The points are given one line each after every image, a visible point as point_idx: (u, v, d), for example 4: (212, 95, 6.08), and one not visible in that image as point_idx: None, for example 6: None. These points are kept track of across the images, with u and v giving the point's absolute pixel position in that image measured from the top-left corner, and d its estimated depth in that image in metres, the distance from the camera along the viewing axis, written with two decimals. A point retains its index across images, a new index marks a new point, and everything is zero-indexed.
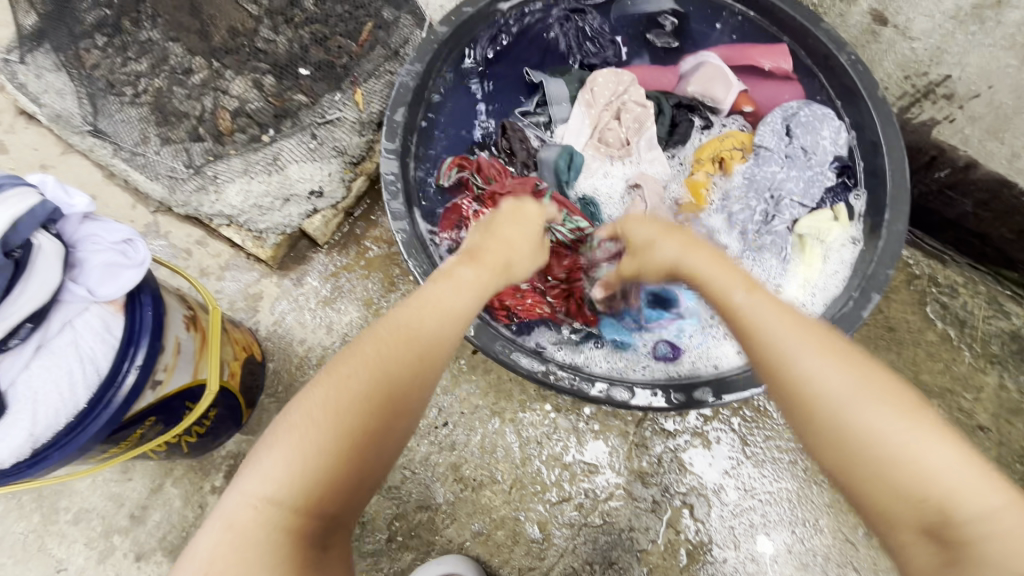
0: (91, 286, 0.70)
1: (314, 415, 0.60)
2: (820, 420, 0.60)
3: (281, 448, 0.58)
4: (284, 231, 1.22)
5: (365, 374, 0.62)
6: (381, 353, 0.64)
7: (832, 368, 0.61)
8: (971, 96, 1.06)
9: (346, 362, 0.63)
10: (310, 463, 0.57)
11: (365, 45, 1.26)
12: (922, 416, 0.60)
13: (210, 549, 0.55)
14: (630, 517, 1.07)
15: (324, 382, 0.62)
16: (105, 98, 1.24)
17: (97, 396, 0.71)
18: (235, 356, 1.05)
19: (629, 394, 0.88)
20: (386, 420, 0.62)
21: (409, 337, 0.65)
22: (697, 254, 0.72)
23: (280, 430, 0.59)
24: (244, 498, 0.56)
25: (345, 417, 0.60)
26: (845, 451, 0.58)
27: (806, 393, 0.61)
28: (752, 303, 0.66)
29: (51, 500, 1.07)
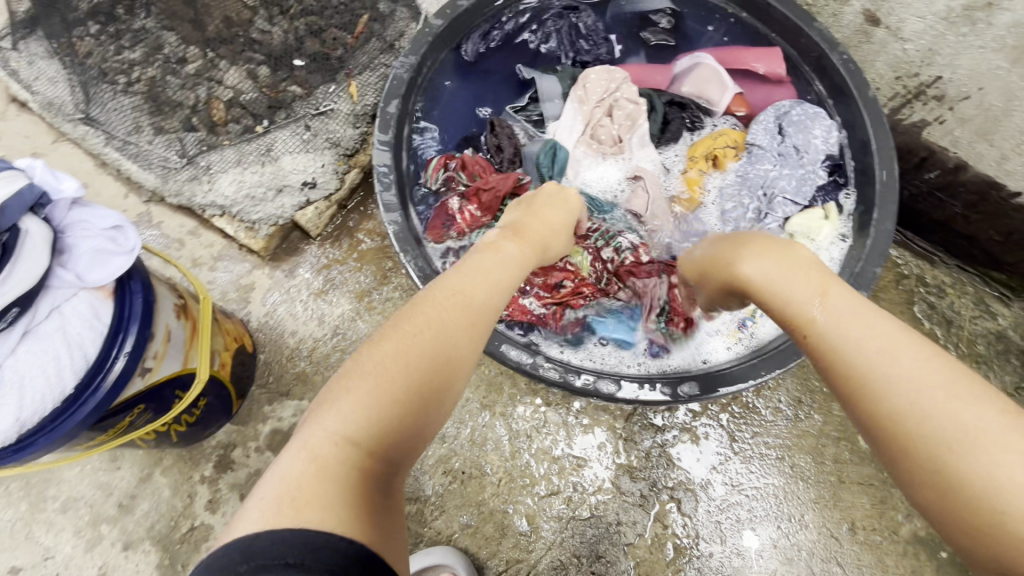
0: (79, 272, 0.70)
1: (387, 364, 0.58)
2: (920, 459, 0.54)
3: (358, 390, 0.56)
4: (276, 223, 1.21)
5: (433, 332, 0.62)
6: (443, 317, 0.63)
7: (936, 398, 0.54)
8: (961, 97, 1.07)
9: (409, 320, 0.62)
10: (388, 406, 0.55)
11: (360, 37, 1.26)
12: None
13: (285, 479, 0.50)
14: (617, 510, 1.07)
15: (392, 336, 0.60)
16: (98, 86, 1.23)
17: (84, 382, 0.71)
18: (225, 346, 1.05)
19: (616, 386, 0.88)
20: (445, 378, 0.60)
21: (468, 306, 0.66)
22: (773, 271, 0.70)
23: (355, 375, 0.57)
24: (325, 433, 0.53)
25: (415, 370, 0.58)
26: (945, 491, 0.52)
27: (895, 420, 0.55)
28: (834, 322, 0.62)
29: (39, 488, 1.07)
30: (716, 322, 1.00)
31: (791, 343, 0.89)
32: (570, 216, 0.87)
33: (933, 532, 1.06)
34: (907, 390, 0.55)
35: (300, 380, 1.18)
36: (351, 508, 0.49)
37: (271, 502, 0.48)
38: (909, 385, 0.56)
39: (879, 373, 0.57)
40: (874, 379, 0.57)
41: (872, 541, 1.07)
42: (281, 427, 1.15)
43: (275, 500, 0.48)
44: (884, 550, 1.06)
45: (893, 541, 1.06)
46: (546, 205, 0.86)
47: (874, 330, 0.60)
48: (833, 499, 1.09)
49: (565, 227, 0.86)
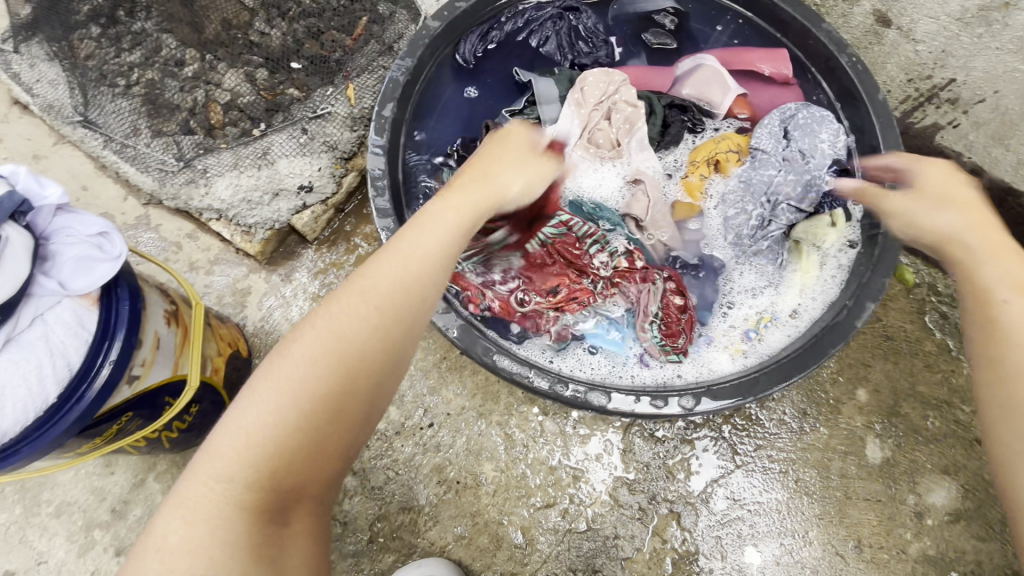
0: (63, 280, 0.69)
1: (263, 403, 0.57)
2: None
3: (233, 431, 0.57)
4: (273, 227, 1.20)
5: (312, 362, 0.58)
6: (322, 343, 0.59)
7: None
8: (976, 101, 1.05)
9: (288, 351, 0.59)
10: (262, 446, 0.57)
11: (358, 39, 1.25)
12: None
13: (166, 526, 0.56)
14: (615, 524, 1.05)
15: (269, 371, 0.58)
16: (97, 89, 1.23)
17: (67, 392, 0.70)
18: (219, 352, 1.04)
19: (607, 398, 0.86)
20: (329, 407, 0.59)
21: (364, 315, 0.60)
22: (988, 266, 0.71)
23: (234, 415, 0.58)
24: (201, 478, 0.57)
25: (288, 406, 0.58)
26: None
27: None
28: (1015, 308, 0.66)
29: (33, 492, 1.07)
30: (720, 336, 0.97)
31: (798, 356, 0.87)
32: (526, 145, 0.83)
33: (942, 551, 1.03)
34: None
35: None
36: (233, 546, 0.56)
37: (158, 547, 0.55)
38: None
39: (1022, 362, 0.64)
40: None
41: (879, 559, 1.03)
42: None
43: (160, 546, 0.55)
44: (892, 570, 1.03)
45: (901, 560, 1.03)
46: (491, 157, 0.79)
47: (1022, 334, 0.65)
48: (838, 515, 1.05)
49: (528, 150, 0.82)
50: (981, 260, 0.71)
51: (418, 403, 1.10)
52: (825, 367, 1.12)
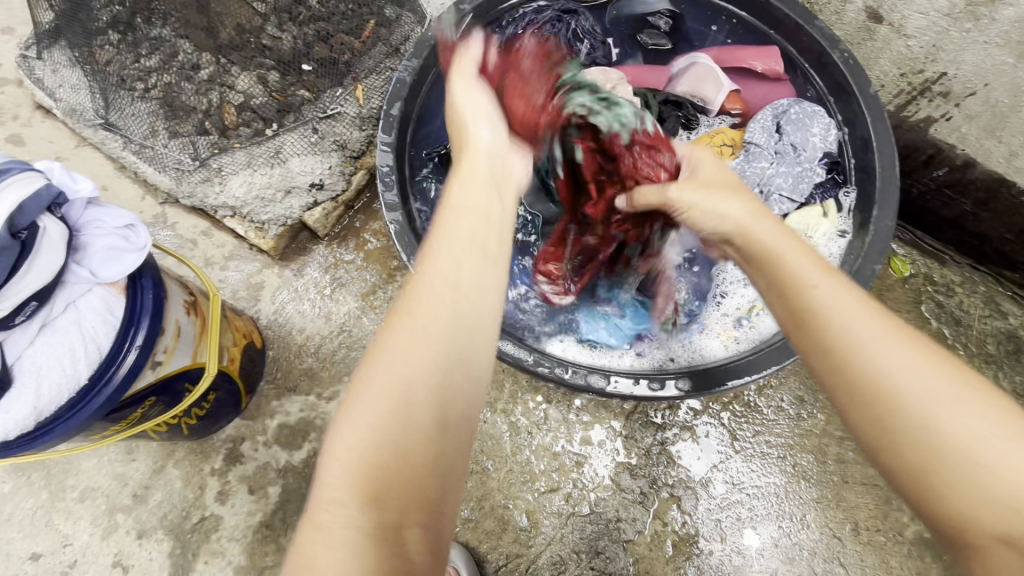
0: (94, 269, 0.74)
1: (367, 400, 0.49)
2: (903, 423, 0.51)
3: (338, 439, 0.48)
4: (285, 223, 1.26)
5: (407, 350, 0.50)
6: (416, 325, 0.51)
7: (915, 359, 0.53)
8: (967, 94, 1.07)
9: (380, 344, 0.51)
10: (377, 447, 0.48)
11: (366, 42, 1.29)
12: (902, 427, 0.51)
13: (302, 555, 0.46)
14: (617, 507, 1.08)
15: (364, 367, 0.50)
16: (118, 93, 1.28)
17: (97, 374, 0.74)
18: (235, 343, 1.08)
19: (606, 381, 0.89)
20: (435, 387, 0.49)
21: (419, 315, 0.51)
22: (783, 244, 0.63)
23: (338, 421, 0.49)
24: (322, 498, 0.47)
25: (405, 397, 0.49)
26: (926, 456, 0.50)
27: (887, 386, 0.52)
28: (829, 285, 0.58)
29: (59, 478, 1.12)
30: (713, 322, 1.01)
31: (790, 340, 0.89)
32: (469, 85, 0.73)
33: None
34: (887, 321, 0.56)
35: (307, 376, 1.20)
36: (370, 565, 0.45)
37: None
38: (894, 350, 0.53)
39: (869, 342, 0.53)
40: (893, 356, 0.54)
41: (875, 541, 1.06)
42: (288, 421, 1.17)
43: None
44: (888, 552, 1.05)
45: (898, 542, 1.05)
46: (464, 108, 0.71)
47: (867, 307, 0.56)
48: (835, 499, 1.08)
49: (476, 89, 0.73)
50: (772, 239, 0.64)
51: None
52: None
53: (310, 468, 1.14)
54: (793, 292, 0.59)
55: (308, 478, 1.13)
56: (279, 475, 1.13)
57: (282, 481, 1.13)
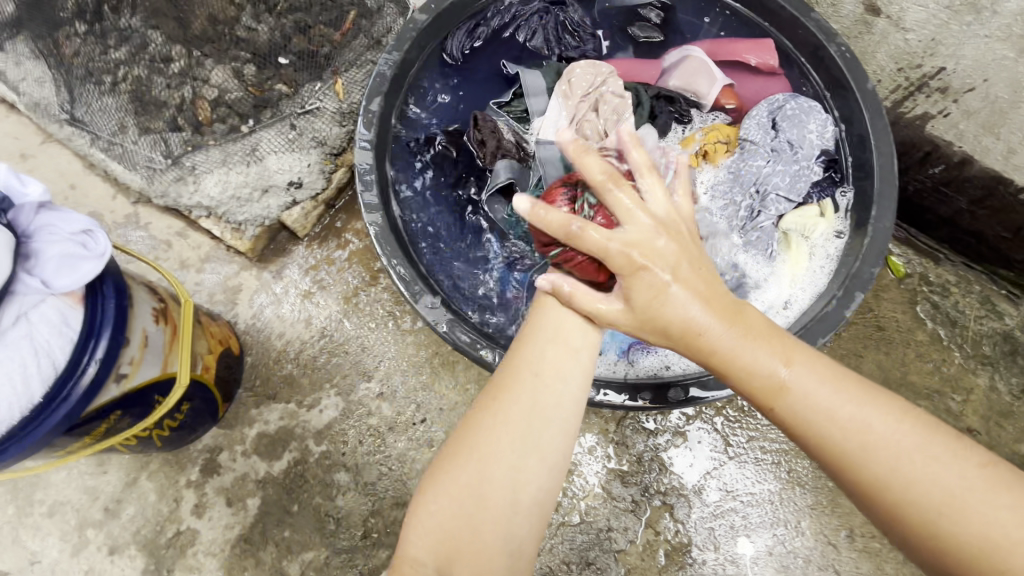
0: (47, 278, 0.68)
1: (456, 478, 0.62)
2: (908, 521, 0.56)
3: (426, 505, 0.62)
4: (262, 223, 1.21)
5: (490, 442, 0.62)
6: (502, 424, 0.63)
7: (900, 451, 0.58)
8: (966, 89, 1.04)
9: (466, 430, 0.64)
10: (455, 522, 0.60)
11: (346, 34, 1.24)
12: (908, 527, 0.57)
13: None
14: (608, 516, 1.05)
15: (453, 450, 0.64)
16: (85, 87, 1.22)
17: (54, 391, 0.69)
18: (209, 349, 1.03)
19: (594, 390, 0.86)
20: (511, 479, 0.61)
21: (500, 410, 0.64)
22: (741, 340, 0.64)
23: (427, 486, 0.63)
24: (405, 553, 0.61)
25: (486, 481, 0.61)
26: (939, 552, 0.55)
27: (883, 488, 0.57)
28: (802, 385, 0.61)
29: (26, 492, 1.07)
30: None
31: None
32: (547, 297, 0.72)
33: None
34: (850, 412, 0.60)
35: (287, 383, 1.16)
36: None
37: None
38: (886, 452, 0.58)
39: (859, 445, 0.59)
40: (865, 451, 0.58)
41: (871, 548, 1.03)
42: (268, 430, 1.12)
43: None
44: (884, 558, 1.03)
45: (893, 549, 1.03)
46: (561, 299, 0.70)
47: (841, 400, 0.60)
48: (830, 505, 1.06)
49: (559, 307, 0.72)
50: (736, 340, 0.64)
51: (411, 400, 1.15)
52: None
53: (290, 479, 1.10)
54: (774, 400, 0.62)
55: (288, 489, 1.09)
56: (258, 487, 1.09)
57: (261, 493, 1.09)
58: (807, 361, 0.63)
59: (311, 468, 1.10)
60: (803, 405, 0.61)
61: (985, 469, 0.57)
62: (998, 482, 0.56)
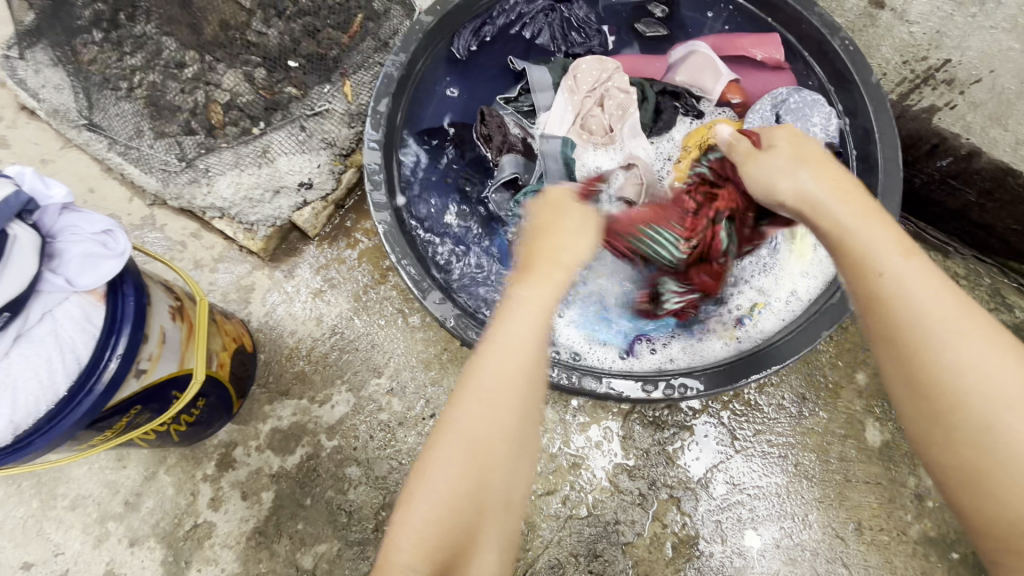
0: (71, 277, 0.72)
1: (451, 477, 0.59)
2: (964, 416, 0.52)
3: (418, 504, 0.58)
4: (274, 224, 1.23)
5: (480, 441, 0.59)
6: (489, 416, 0.60)
7: (987, 353, 0.53)
8: (972, 81, 1.03)
9: (452, 424, 0.60)
10: (448, 523, 0.58)
11: (355, 37, 1.26)
12: (963, 423, 0.52)
13: None
14: (615, 509, 1.06)
15: (443, 447, 0.60)
16: (102, 92, 1.26)
17: (78, 384, 0.71)
18: (224, 347, 1.06)
19: (599, 383, 0.87)
20: (500, 475, 0.60)
21: (487, 408, 0.60)
22: (858, 224, 0.61)
23: (417, 486, 0.60)
24: (397, 554, 0.57)
25: (481, 479, 0.59)
26: (985, 453, 0.51)
27: (955, 380, 0.52)
28: (908, 271, 0.57)
29: (49, 486, 1.10)
30: (713, 322, 0.97)
31: (791, 339, 0.88)
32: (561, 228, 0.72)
33: (943, 532, 1.03)
34: (944, 304, 0.55)
35: (299, 380, 1.18)
36: None
37: None
38: (974, 348, 0.53)
39: (945, 334, 0.54)
40: (951, 340, 0.53)
41: (879, 541, 1.03)
42: (281, 426, 1.15)
43: None
44: (892, 551, 1.03)
45: (901, 542, 1.03)
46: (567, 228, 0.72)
47: (943, 289, 0.56)
48: (838, 498, 1.06)
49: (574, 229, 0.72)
50: (845, 218, 0.62)
51: (420, 396, 1.17)
52: (824, 351, 1.12)
53: (304, 473, 1.12)
54: (868, 274, 0.58)
55: (301, 484, 1.11)
56: (272, 481, 1.12)
57: (276, 487, 1.11)
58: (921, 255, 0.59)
59: (324, 462, 1.13)
60: (907, 285, 0.56)
61: None
62: None
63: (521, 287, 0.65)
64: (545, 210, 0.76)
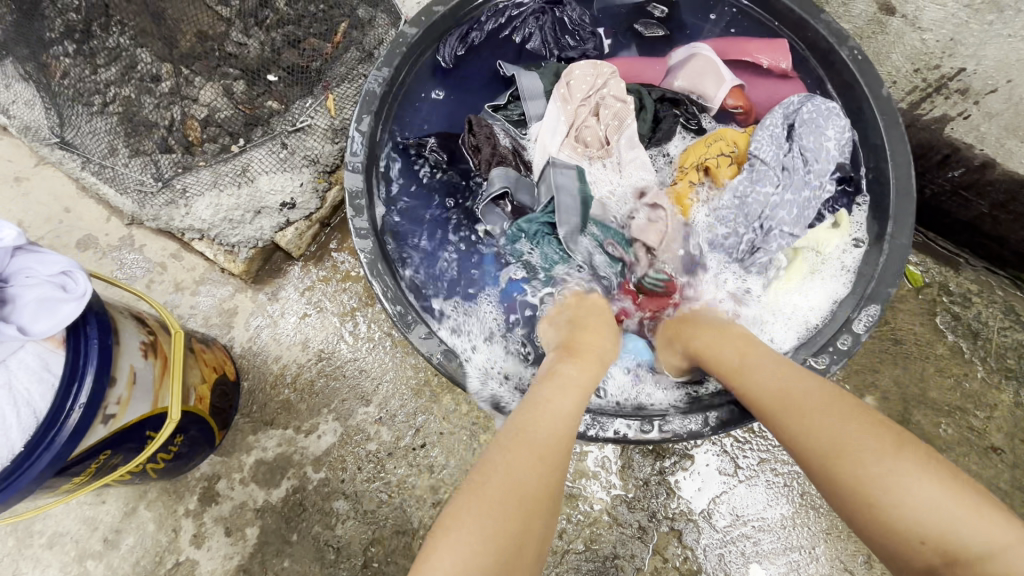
0: (24, 324, 0.67)
1: (493, 508, 0.56)
2: (816, 474, 0.60)
3: (459, 535, 0.54)
4: (256, 245, 1.17)
5: (529, 474, 0.59)
6: (534, 459, 0.60)
7: (815, 414, 0.62)
8: (987, 91, 0.97)
9: (500, 460, 0.60)
10: (490, 558, 0.54)
11: (338, 46, 1.20)
12: (823, 481, 0.60)
13: None
14: (614, 543, 1.02)
15: (486, 478, 0.59)
16: (73, 108, 1.20)
17: (36, 438, 0.67)
18: (203, 378, 1.01)
19: (595, 424, 0.83)
20: (537, 526, 0.58)
21: (533, 446, 0.61)
22: (710, 338, 0.78)
23: (459, 515, 0.56)
24: None
25: (523, 519, 0.57)
26: (847, 500, 0.58)
27: (799, 447, 0.62)
28: (748, 365, 0.71)
29: (26, 524, 1.06)
30: None
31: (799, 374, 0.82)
32: (608, 326, 0.84)
33: None
34: (777, 384, 0.68)
35: (284, 409, 1.13)
36: None
37: None
38: (808, 415, 0.62)
39: (781, 405, 0.66)
40: (781, 410, 0.65)
41: None
42: (266, 457, 1.10)
43: None
44: None
45: None
46: (601, 327, 0.83)
47: (779, 371, 0.69)
48: (847, 530, 1.01)
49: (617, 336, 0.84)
50: (695, 335, 0.81)
51: (410, 424, 1.12)
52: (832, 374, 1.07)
53: (289, 508, 1.08)
54: (726, 377, 0.74)
55: (287, 518, 1.07)
56: (257, 516, 1.07)
57: (260, 522, 1.07)
58: (764, 350, 0.73)
59: (311, 495, 1.08)
60: (747, 378, 0.70)
61: (884, 429, 0.59)
62: (893, 436, 0.58)
63: (569, 367, 0.73)
64: (581, 307, 0.87)
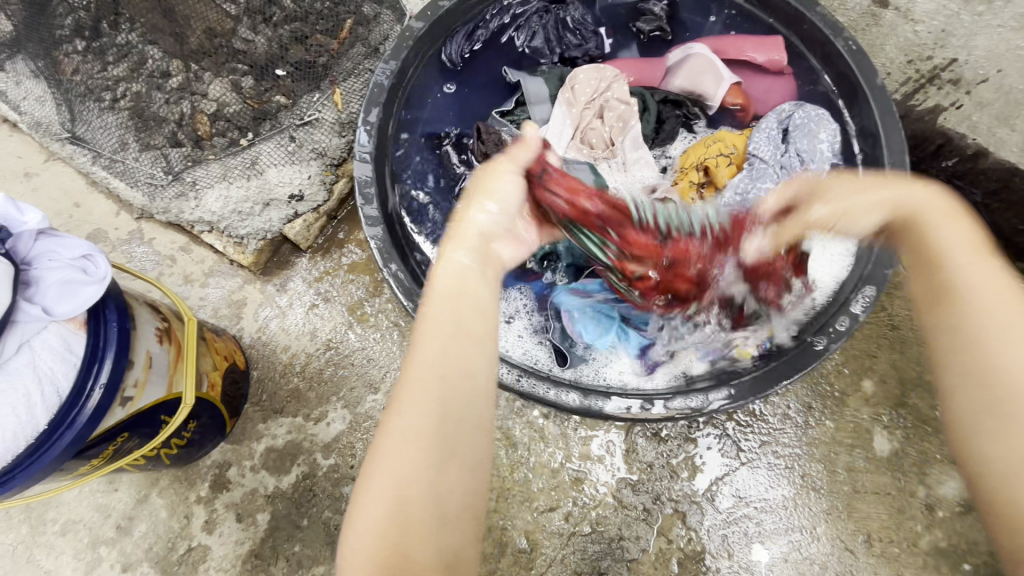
0: (48, 305, 0.68)
1: (392, 474, 0.53)
2: (983, 382, 0.55)
3: (365, 511, 0.53)
4: (265, 237, 1.20)
5: (415, 429, 0.54)
6: (420, 406, 0.54)
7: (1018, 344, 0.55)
8: (979, 80, 1.00)
9: (391, 419, 0.55)
10: (396, 526, 0.52)
11: (344, 42, 1.22)
12: (976, 390, 0.56)
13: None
14: (619, 525, 1.04)
15: (381, 443, 0.55)
16: (84, 104, 1.22)
17: (60, 416, 0.69)
18: (215, 366, 1.03)
19: (604, 401, 0.85)
20: (442, 473, 0.54)
21: (414, 392, 0.55)
22: (940, 220, 0.64)
23: (364, 490, 0.54)
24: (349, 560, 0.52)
25: (419, 478, 0.53)
26: (995, 415, 0.54)
27: (978, 353, 0.56)
28: (965, 271, 0.60)
29: (39, 511, 1.08)
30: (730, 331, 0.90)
31: (801, 352, 0.84)
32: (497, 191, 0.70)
33: (954, 543, 1.01)
34: (995, 297, 0.58)
35: (293, 397, 1.15)
36: None
37: None
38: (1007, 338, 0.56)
39: (985, 316, 0.57)
40: (979, 320, 0.57)
41: (889, 553, 1.01)
42: (276, 444, 1.12)
43: None
44: (902, 564, 1.01)
45: (912, 554, 1.01)
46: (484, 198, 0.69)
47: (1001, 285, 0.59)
48: (847, 509, 1.04)
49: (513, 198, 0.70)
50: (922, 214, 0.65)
51: None
52: (830, 358, 1.09)
53: (299, 493, 1.09)
54: (932, 262, 0.62)
55: (298, 504, 1.09)
56: (268, 502, 1.09)
57: (271, 508, 1.09)
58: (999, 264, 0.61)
59: (321, 482, 1.10)
60: (966, 276, 0.60)
61: None
62: None
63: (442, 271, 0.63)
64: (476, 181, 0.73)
